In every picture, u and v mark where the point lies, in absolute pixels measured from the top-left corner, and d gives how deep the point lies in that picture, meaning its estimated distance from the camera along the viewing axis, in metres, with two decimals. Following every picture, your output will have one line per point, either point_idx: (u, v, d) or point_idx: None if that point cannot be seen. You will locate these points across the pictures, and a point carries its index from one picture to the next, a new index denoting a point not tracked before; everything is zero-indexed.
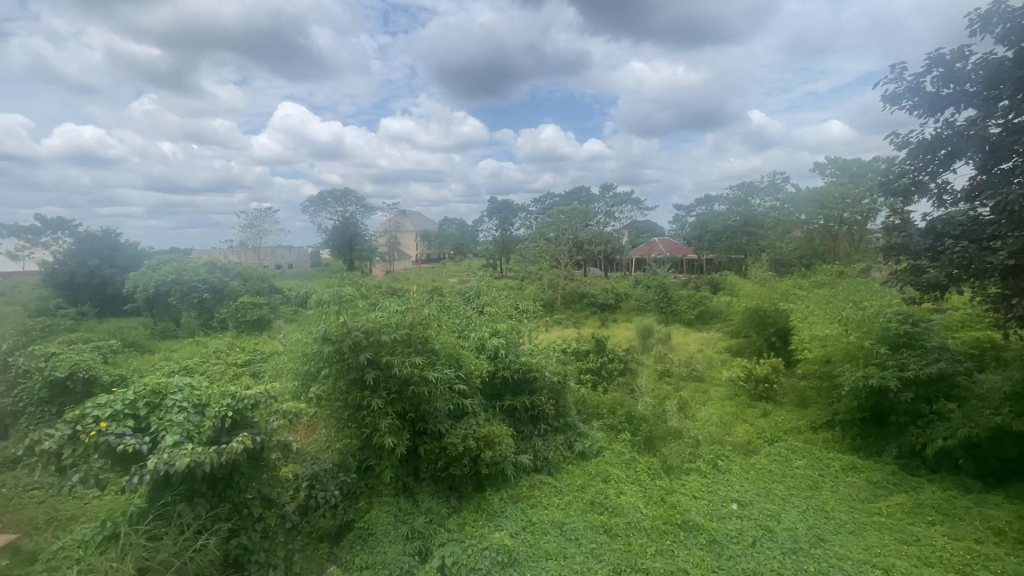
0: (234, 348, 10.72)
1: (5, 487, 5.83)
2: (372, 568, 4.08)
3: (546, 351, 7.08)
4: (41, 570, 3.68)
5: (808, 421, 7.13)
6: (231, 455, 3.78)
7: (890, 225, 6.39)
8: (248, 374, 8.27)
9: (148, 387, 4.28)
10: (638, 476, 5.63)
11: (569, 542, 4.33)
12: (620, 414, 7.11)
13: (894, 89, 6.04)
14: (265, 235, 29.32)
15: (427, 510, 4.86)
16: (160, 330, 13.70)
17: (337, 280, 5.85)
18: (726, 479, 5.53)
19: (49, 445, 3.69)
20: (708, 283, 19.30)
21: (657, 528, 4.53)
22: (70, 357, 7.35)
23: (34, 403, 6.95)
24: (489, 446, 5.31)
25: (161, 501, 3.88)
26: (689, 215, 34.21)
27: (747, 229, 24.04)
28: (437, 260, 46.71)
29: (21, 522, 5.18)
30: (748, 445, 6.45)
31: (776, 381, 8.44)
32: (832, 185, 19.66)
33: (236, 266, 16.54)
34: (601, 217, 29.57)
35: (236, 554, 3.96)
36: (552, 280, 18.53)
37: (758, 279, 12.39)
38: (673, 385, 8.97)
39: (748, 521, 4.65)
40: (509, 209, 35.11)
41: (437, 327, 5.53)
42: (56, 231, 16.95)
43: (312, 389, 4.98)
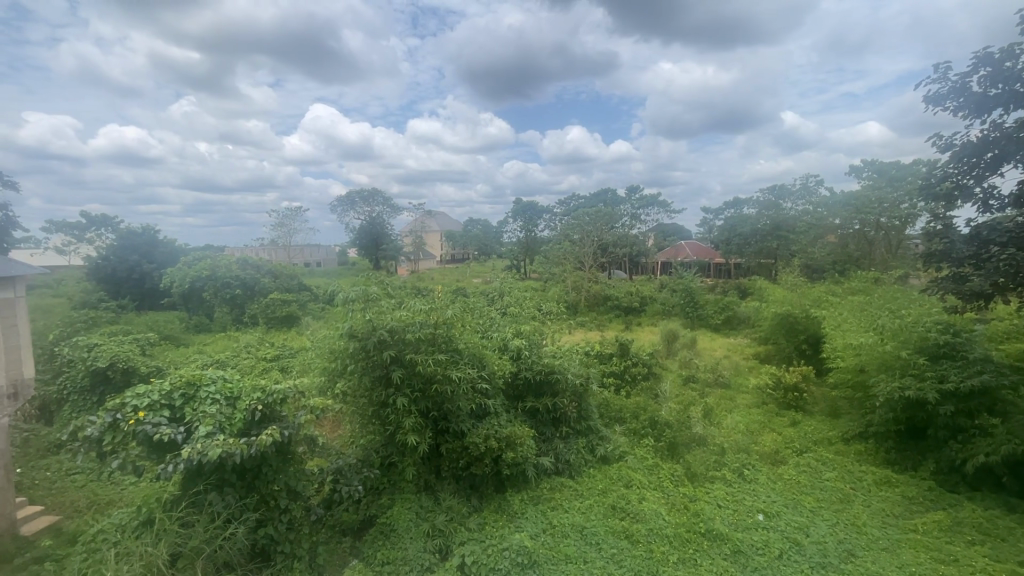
0: (264, 343, 11.04)
1: (49, 471, 6.16)
2: (394, 564, 4.14)
3: (569, 353, 7.03)
4: (81, 551, 3.85)
5: (840, 432, 6.90)
6: (260, 448, 3.87)
7: (931, 230, 6.14)
8: (276, 369, 8.51)
9: (183, 378, 4.41)
10: (661, 482, 5.55)
11: (589, 546, 4.29)
12: (643, 418, 7.02)
13: (938, 89, 5.82)
14: (296, 233, 30.09)
15: (448, 509, 4.89)
16: (194, 324, 14.17)
17: (364, 278, 5.96)
18: (753, 489, 5.40)
19: (91, 432, 3.83)
20: (736, 287, 18.93)
21: (680, 537, 4.45)
22: (112, 348, 7.72)
23: (77, 391, 7.33)
24: (511, 447, 5.30)
25: (194, 490, 4.01)
26: (716, 219, 33.61)
27: (778, 233, 23.44)
28: (462, 260, 47.17)
29: (64, 504, 5.48)
30: (776, 454, 6.29)
31: (806, 389, 8.20)
32: (869, 189, 19.01)
33: (267, 263, 16.98)
34: (627, 219, 29.27)
35: (263, 544, 4.08)
36: (576, 282, 18.45)
37: (788, 284, 12.07)
38: (698, 391, 8.80)
39: (776, 533, 4.52)
40: (533, 210, 35.12)
41: (461, 327, 5.56)
42: (100, 227, 18.06)
43: (338, 385, 5.06)
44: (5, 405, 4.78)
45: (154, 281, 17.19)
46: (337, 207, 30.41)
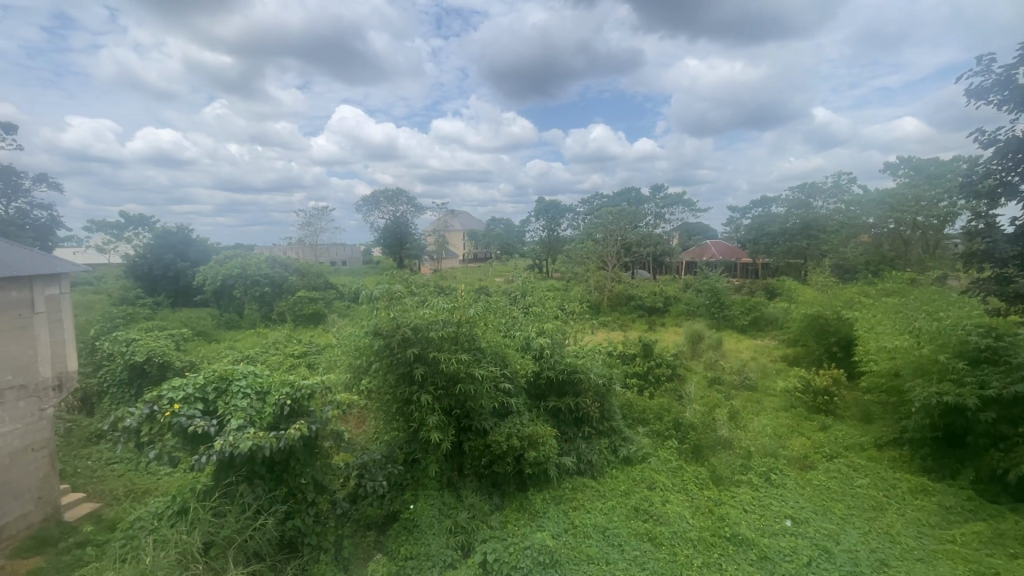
0: (292, 339, 11.29)
1: (91, 459, 6.45)
2: (417, 559, 4.19)
3: (592, 353, 6.98)
4: (120, 538, 4.02)
5: (872, 438, 6.70)
6: (288, 441, 3.96)
7: (972, 229, 5.88)
8: (303, 365, 8.70)
9: (216, 373, 4.55)
10: (685, 485, 5.47)
11: (611, 548, 4.27)
12: (667, 420, 6.93)
13: (981, 82, 5.57)
14: (322, 232, 30.70)
15: (470, 506, 4.92)
16: (225, 321, 14.59)
17: (388, 276, 6.05)
18: (780, 494, 5.28)
19: (130, 423, 3.99)
20: (763, 288, 18.50)
21: (705, 540, 4.38)
22: (149, 343, 8.03)
23: (117, 383, 7.65)
24: (533, 446, 5.28)
25: (225, 481, 4.13)
26: (743, 218, 32.94)
27: (808, 232, 22.81)
28: (484, 259, 47.38)
29: (103, 492, 5.74)
30: (805, 459, 6.13)
31: (837, 394, 7.96)
32: (905, 186, 18.34)
33: (294, 262, 17.35)
34: (651, 218, 28.92)
35: (290, 536, 4.19)
36: (599, 281, 18.32)
37: (819, 284, 11.74)
38: (724, 393, 8.64)
39: (804, 539, 4.42)
40: (556, 209, 35.00)
41: (483, 326, 5.59)
42: (138, 227, 18.75)
43: (363, 382, 5.14)
44: (50, 396, 5.01)
45: (188, 279, 17.77)
46: (362, 207, 30.89)
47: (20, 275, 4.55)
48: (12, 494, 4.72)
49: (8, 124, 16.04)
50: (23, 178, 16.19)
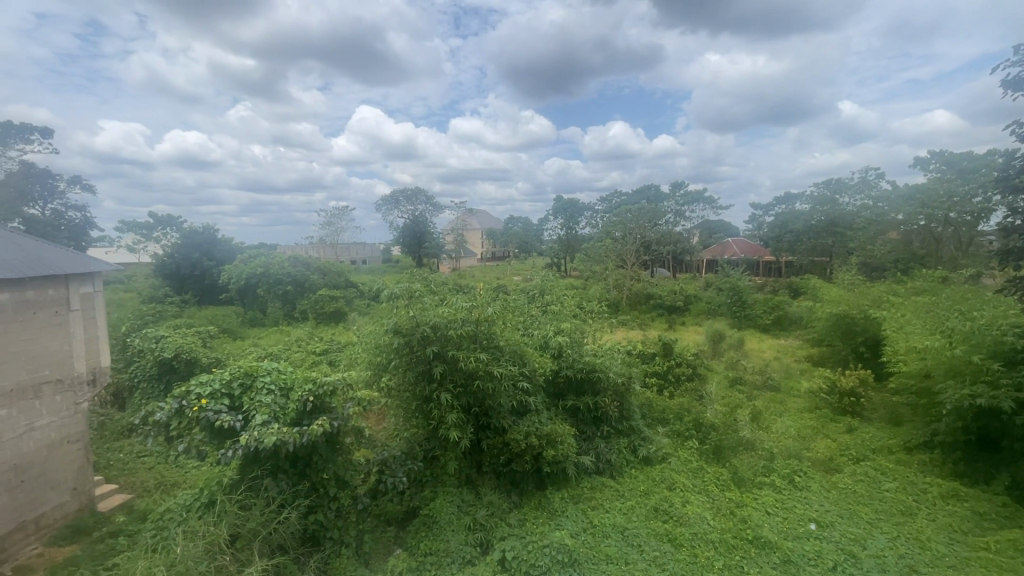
0: (314, 337, 11.50)
1: (123, 452, 6.67)
2: (436, 555, 4.23)
3: (610, 352, 6.92)
4: (150, 528, 4.15)
5: (901, 441, 6.51)
6: (311, 437, 4.04)
7: (1008, 225, 5.66)
8: (325, 363, 8.87)
9: (241, 369, 4.66)
10: (706, 486, 5.41)
11: (630, 548, 4.24)
12: (688, 420, 6.86)
13: (1018, 72, 5.36)
14: (343, 232, 31.13)
15: (489, 504, 4.95)
16: (249, 319, 14.92)
17: (408, 275, 6.10)
18: (804, 496, 5.17)
19: (160, 417, 4.11)
20: (787, 287, 18.14)
21: (726, 542, 4.32)
22: (177, 340, 8.27)
23: (147, 379, 7.91)
24: (552, 445, 5.27)
25: (251, 474, 4.23)
26: (766, 216, 32.29)
27: (834, 230, 22.14)
28: (502, 258, 47.48)
29: (134, 484, 5.94)
30: (830, 462, 6.00)
31: (864, 395, 7.76)
32: (937, 182, 17.75)
33: (316, 260, 17.64)
34: (671, 216, 28.55)
35: (313, 530, 4.26)
36: (618, 280, 18.16)
37: (845, 282, 11.46)
38: (746, 394, 8.50)
39: (829, 544, 4.32)
40: (574, 208, 34.82)
41: (502, 324, 5.59)
42: (166, 227, 19.30)
43: (384, 379, 5.20)
44: (85, 390, 5.21)
45: (214, 277, 18.21)
46: (382, 207, 31.21)
47: (56, 274, 4.73)
48: (50, 484, 4.90)
49: (43, 129, 16.63)
50: (59, 181, 16.80)
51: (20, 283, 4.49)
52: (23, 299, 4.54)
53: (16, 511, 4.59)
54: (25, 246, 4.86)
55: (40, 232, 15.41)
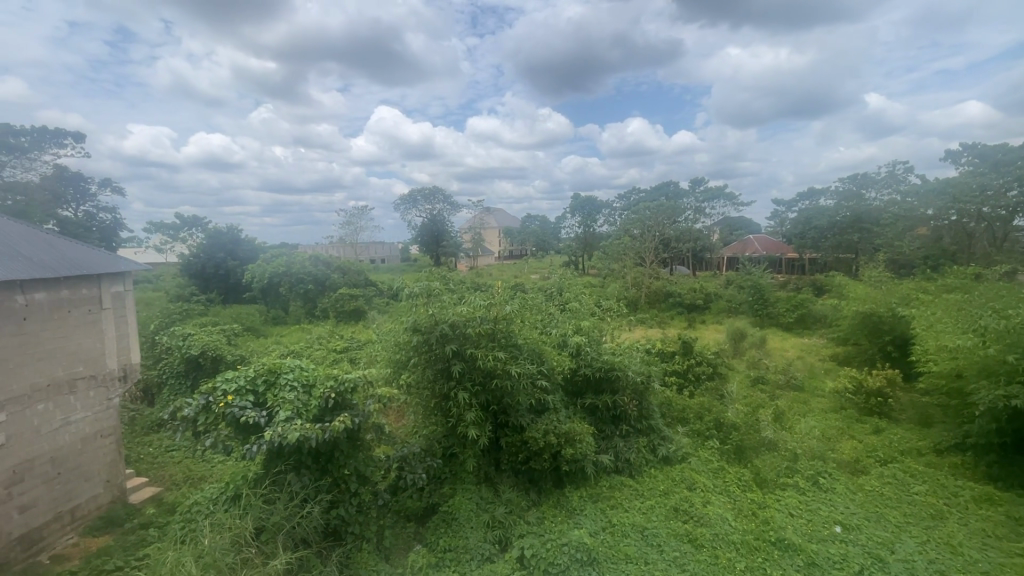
0: (335, 335, 11.69)
1: (153, 446, 6.89)
2: (455, 551, 4.26)
3: (629, 350, 6.85)
4: (179, 520, 4.27)
5: (931, 442, 6.33)
6: (333, 433, 4.10)
7: None
8: (345, 360, 9.01)
9: (265, 366, 4.76)
10: (727, 486, 5.34)
11: (650, 547, 4.21)
12: (708, 419, 6.77)
13: None
14: (362, 231, 31.52)
15: (508, 502, 4.97)
16: (272, 317, 15.24)
17: (427, 274, 6.16)
18: (829, 498, 5.07)
19: (188, 413, 4.22)
20: (810, 284, 17.76)
21: (748, 544, 4.25)
22: (203, 338, 8.49)
23: (175, 375, 8.14)
24: (570, 443, 5.26)
25: (275, 469, 4.32)
26: (788, 212, 31.63)
27: (859, 225, 21.77)
28: (520, 256, 47.48)
29: (163, 477, 6.13)
30: (856, 463, 5.87)
31: (892, 396, 7.56)
32: (969, 175, 17.16)
33: (336, 260, 17.89)
34: (691, 213, 28.17)
35: (335, 525, 4.33)
36: (636, 278, 18.01)
37: (871, 279, 11.16)
38: (768, 393, 8.34)
39: (855, 547, 4.22)
40: (592, 205, 34.60)
41: (520, 322, 5.60)
42: (192, 228, 19.82)
43: (403, 377, 5.25)
44: (116, 386, 5.40)
45: (238, 276, 18.61)
46: (400, 206, 31.50)
47: (89, 274, 4.89)
48: (84, 476, 5.08)
49: (76, 133, 17.22)
50: (90, 184, 17.39)
51: (56, 282, 4.66)
52: (58, 297, 4.70)
53: (54, 502, 4.76)
54: (58, 246, 5.03)
55: (73, 233, 15.96)
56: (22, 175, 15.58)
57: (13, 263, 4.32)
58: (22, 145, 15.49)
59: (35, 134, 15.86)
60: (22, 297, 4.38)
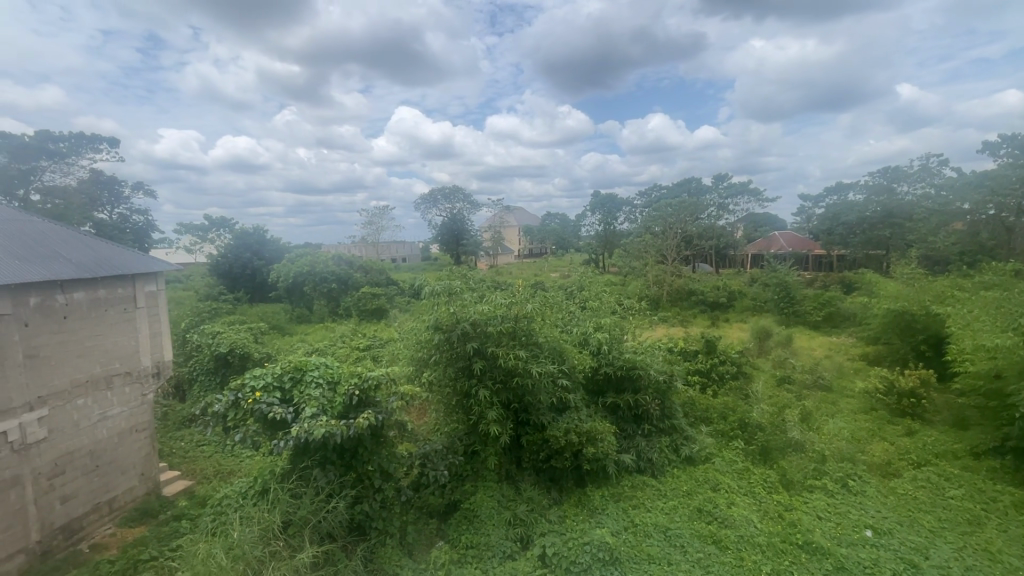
0: (358, 333, 11.86)
1: (185, 441, 7.12)
2: (477, 548, 4.29)
3: (651, 349, 6.77)
4: (210, 513, 4.41)
5: (967, 445, 6.11)
6: (357, 430, 4.17)
7: None
8: (368, 358, 9.15)
9: (291, 364, 4.86)
10: (752, 488, 5.24)
11: (673, 548, 4.18)
12: (732, 419, 6.67)
13: None
14: (384, 231, 31.89)
15: (529, 500, 4.99)
16: (296, 316, 15.53)
17: (448, 272, 6.20)
18: (859, 502, 4.93)
19: (218, 408, 4.34)
20: (838, 282, 17.28)
21: (774, 547, 4.17)
22: (231, 336, 8.71)
23: (205, 372, 8.40)
24: (592, 442, 5.23)
25: (301, 465, 4.41)
26: (815, 207, 30.82)
27: (891, 221, 21.13)
28: (540, 255, 47.39)
29: (195, 471, 6.34)
30: (887, 466, 5.70)
31: (926, 397, 7.31)
32: (1008, 167, 16.47)
33: (358, 259, 18.14)
34: (714, 210, 27.71)
35: (359, 520, 4.41)
36: (658, 276, 17.81)
37: (904, 276, 10.80)
38: (795, 394, 8.16)
39: (887, 552, 4.10)
40: (613, 203, 34.31)
41: (541, 320, 5.59)
42: (220, 229, 20.37)
43: (425, 374, 5.30)
44: (150, 382, 5.59)
45: (264, 276, 19.03)
46: (421, 205, 31.80)
47: (124, 274, 5.07)
48: (120, 469, 5.28)
49: (111, 138, 17.82)
50: (124, 187, 17.99)
51: (94, 282, 4.84)
52: (96, 297, 4.88)
53: (92, 494, 4.96)
54: (95, 248, 5.22)
55: (108, 235, 16.55)
56: (61, 179, 16.22)
57: (54, 265, 4.51)
58: (60, 150, 16.13)
59: (72, 140, 16.48)
60: (63, 296, 4.56)
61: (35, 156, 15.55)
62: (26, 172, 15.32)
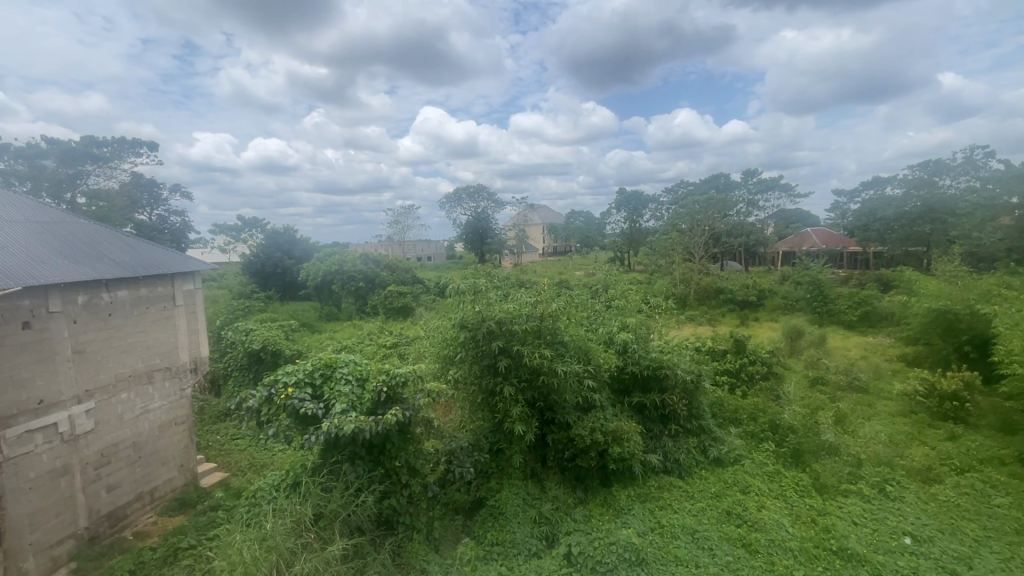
0: (384, 331, 12.05)
1: (221, 434, 7.38)
2: (503, 545, 4.32)
3: (679, 348, 6.66)
4: (245, 504, 4.56)
5: (1016, 450, 5.80)
6: (385, 425, 4.25)
7: None
8: (395, 356, 9.30)
9: (322, 360, 4.96)
10: (783, 491, 5.12)
11: (701, 550, 4.11)
12: (763, 421, 6.53)
13: None
14: (409, 230, 32.29)
15: (554, 498, 5.00)
16: (326, 314, 15.89)
17: (473, 271, 6.24)
18: (897, 508, 4.76)
19: (252, 403, 4.47)
20: (875, 279, 16.66)
21: (807, 552, 4.07)
22: (263, 333, 8.99)
23: (239, 368, 8.69)
24: (618, 442, 5.18)
25: (332, 459, 4.51)
26: (851, 202, 29.78)
27: (932, 216, 20.24)
28: (564, 252, 47.18)
29: (229, 464, 6.56)
30: (927, 471, 5.49)
31: (971, 400, 6.97)
32: None
33: (385, 258, 18.42)
34: (743, 206, 27.08)
35: (387, 514, 4.48)
36: (685, 274, 17.53)
37: (946, 274, 10.33)
38: (829, 395, 7.92)
39: (928, 561, 3.95)
40: (638, 199, 33.88)
41: (567, 319, 5.57)
42: (253, 229, 21.00)
43: (451, 372, 5.37)
44: (187, 377, 5.81)
45: (294, 274, 19.52)
46: (445, 204, 32.08)
47: (163, 273, 5.28)
48: (161, 461, 5.50)
49: (150, 143, 18.55)
50: (162, 190, 18.70)
51: (136, 282, 5.05)
52: (137, 295, 5.09)
53: (135, 483, 5.18)
54: (136, 248, 5.45)
55: (148, 235, 17.23)
56: (105, 182, 16.98)
57: (99, 265, 4.72)
58: (104, 155, 16.88)
59: (114, 145, 17.21)
60: (107, 294, 4.77)
61: (81, 161, 16.32)
62: (73, 175, 16.09)
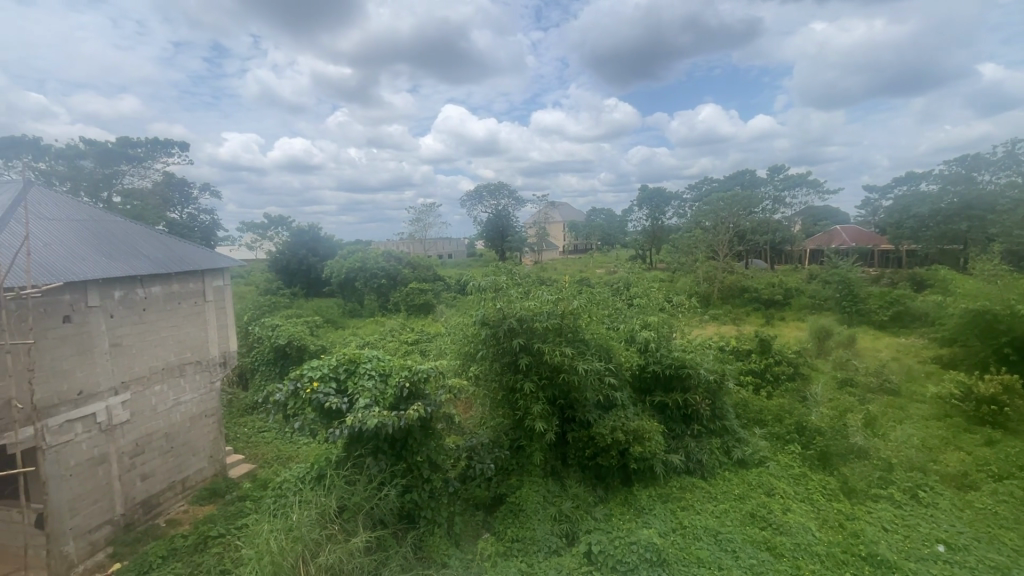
0: (406, 328, 12.19)
1: (248, 427, 7.58)
2: (523, 542, 4.33)
3: (702, 348, 6.56)
4: (272, 494, 4.67)
5: None
6: (407, 420, 4.30)
7: None
8: (416, 353, 9.40)
9: (346, 355, 5.04)
10: (810, 494, 5.01)
11: (724, 552, 4.06)
12: (788, 422, 6.39)
13: None
14: (430, 228, 32.54)
15: (575, 496, 5.00)
16: (349, 310, 16.14)
17: (494, 268, 6.25)
18: (930, 514, 4.61)
19: (279, 397, 4.58)
20: (908, 278, 16.11)
21: (834, 558, 3.97)
22: (289, 329, 9.18)
23: (266, 362, 8.90)
24: (639, 441, 5.14)
25: (355, 453, 4.59)
26: (883, 199, 28.82)
27: (970, 213, 19.46)
28: (585, 250, 46.91)
29: (256, 456, 6.73)
30: (962, 477, 5.29)
31: (1011, 404, 6.68)
32: None
33: (406, 256, 18.60)
34: (769, 203, 26.48)
35: (409, 508, 4.54)
36: (708, 273, 17.23)
37: (985, 273, 9.93)
38: (857, 397, 7.71)
39: (963, 570, 3.81)
40: (661, 197, 33.43)
41: (588, 317, 5.53)
42: (279, 227, 21.43)
43: (472, 369, 5.41)
44: (216, 371, 5.98)
45: (318, 272, 19.88)
46: (466, 202, 32.22)
47: (194, 269, 5.43)
48: (192, 451, 5.68)
49: (181, 143, 19.11)
50: (192, 189, 19.24)
51: (169, 277, 5.22)
52: (170, 291, 5.26)
53: (168, 473, 5.36)
54: (168, 244, 5.62)
55: (179, 232, 17.76)
56: (139, 182, 17.56)
57: (133, 261, 4.88)
58: (138, 155, 17.46)
59: (148, 145, 17.79)
60: (142, 290, 4.95)
61: (116, 161, 16.91)
62: (109, 175, 16.69)
